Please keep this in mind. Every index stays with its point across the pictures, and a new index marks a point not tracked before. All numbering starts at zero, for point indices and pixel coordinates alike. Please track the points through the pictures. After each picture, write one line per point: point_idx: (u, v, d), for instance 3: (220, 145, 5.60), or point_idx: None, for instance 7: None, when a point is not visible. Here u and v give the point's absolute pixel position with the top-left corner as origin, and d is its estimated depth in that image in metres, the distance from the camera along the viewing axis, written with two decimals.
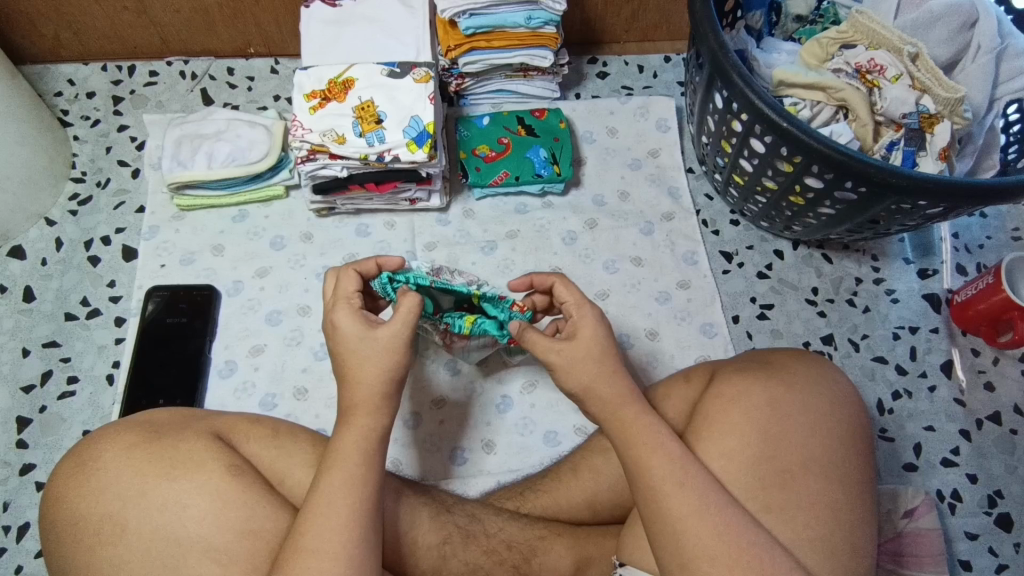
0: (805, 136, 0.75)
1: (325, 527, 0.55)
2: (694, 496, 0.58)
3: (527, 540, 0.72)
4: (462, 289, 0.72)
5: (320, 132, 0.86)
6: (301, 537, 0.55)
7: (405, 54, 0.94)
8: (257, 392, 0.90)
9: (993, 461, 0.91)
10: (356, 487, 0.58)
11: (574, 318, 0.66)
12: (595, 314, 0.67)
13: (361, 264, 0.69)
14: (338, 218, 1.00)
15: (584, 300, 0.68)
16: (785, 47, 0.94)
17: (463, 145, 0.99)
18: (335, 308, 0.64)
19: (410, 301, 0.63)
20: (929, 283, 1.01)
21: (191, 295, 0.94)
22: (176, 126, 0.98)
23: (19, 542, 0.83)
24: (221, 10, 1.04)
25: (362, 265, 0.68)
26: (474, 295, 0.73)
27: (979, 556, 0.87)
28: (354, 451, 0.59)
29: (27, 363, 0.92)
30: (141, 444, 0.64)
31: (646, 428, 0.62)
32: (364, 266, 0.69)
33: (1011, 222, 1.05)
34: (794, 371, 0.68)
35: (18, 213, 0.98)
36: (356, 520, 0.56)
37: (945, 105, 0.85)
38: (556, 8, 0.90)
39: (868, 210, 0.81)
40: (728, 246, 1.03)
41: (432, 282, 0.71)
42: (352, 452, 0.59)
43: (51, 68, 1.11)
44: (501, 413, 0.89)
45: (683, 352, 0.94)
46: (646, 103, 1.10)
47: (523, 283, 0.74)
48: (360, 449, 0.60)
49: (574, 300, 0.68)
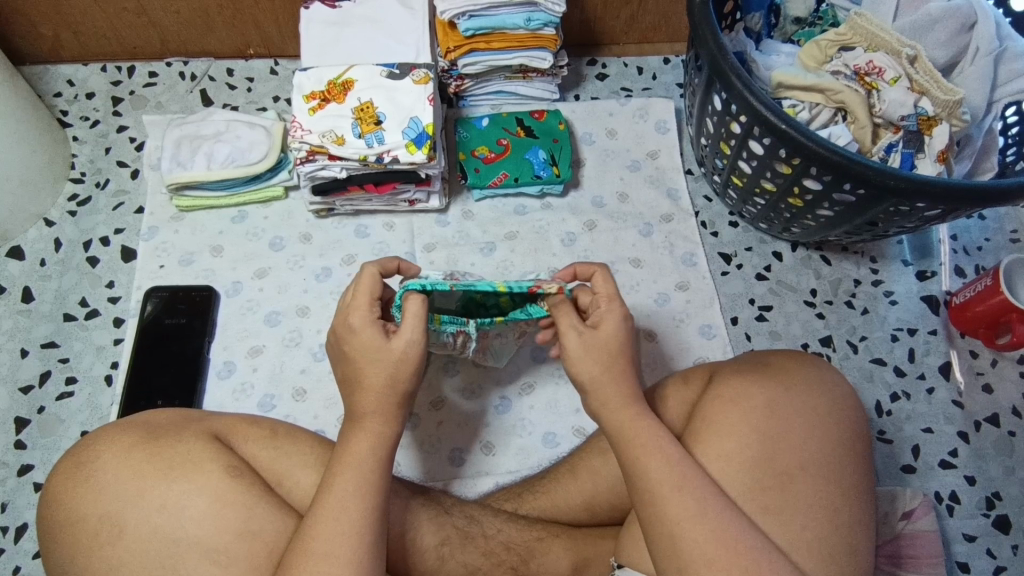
0: (803, 138, 0.75)
1: (335, 530, 0.56)
2: (692, 500, 0.58)
3: (526, 542, 0.72)
4: (486, 286, 0.67)
5: (320, 133, 0.86)
6: (309, 539, 0.55)
7: (405, 54, 0.94)
8: (255, 393, 0.90)
9: (992, 463, 0.91)
10: (358, 489, 0.58)
11: (602, 310, 0.66)
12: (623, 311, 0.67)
13: (385, 261, 0.70)
14: (338, 219, 1.01)
15: (614, 292, 0.67)
16: (784, 49, 0.94)
17: (463, 146, 0.99)
18: (353, 307, 0.64)
19: (416, 305, 0.63)
20: (928, 285, 1.01)
21: (190, 296, 0.94)
22: (176, 127, 0.98)
23: (17, 543, 0.83)
24: (221, 10, 1.04)
25: (385, 262, 0.69)
26: (500, 289, 0.67)
27: (977, 559, 0.87)
28: (353, 452, 0.60)
29: (26, 363, 0.92)
30: (140, 445, 0.64)
31: (645, 431, 0.62)
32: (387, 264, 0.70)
33: (1009, 224, 1.06)
34: (793, 373, 0.69)
35: (18, 213, 0.98)
36: (356, 522, 0.56)
37: (944, 107, 0.84)
38: (556, 10, 0.91)
39: (867, 212, 0.82)
40: (727, 248, 1.03)
41: (453, 286, 0.67)
42: (352, 453, 0.59)
43: (51, 68, 1.11)
44: (501, 415, 0.89)
45: (683, 353, 0.94)
46: (646, 105, 1.10)
47: (568, 274, 0.72)
48: (359, 450, 0.60)
49: (602, 292, 0.68)
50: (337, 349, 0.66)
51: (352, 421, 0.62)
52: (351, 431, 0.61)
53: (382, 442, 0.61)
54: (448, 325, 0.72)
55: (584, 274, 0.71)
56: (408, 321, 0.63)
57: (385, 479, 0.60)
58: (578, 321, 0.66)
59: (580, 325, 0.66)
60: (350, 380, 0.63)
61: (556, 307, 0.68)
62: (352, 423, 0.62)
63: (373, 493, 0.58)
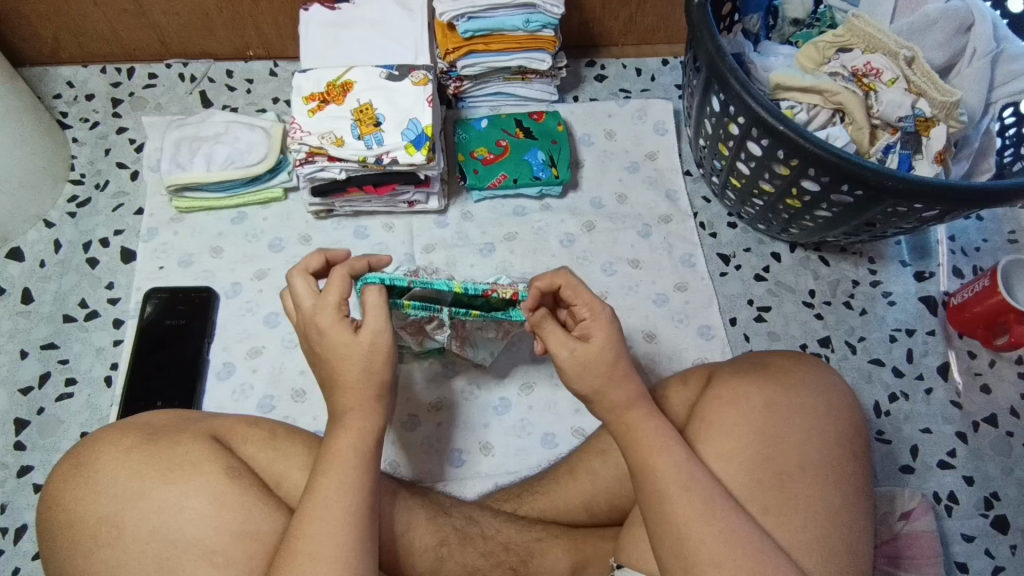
0: (802, 139, 0.75)
1: (323, 530, 0.56)
2: (699, 500, 0.58)
3: (525, 543, 0.72)
4: (442, 284, 0.68)
5: (319, 134, 0.86)
6: (298, 540, 0.56)
7: (404, 56, 0.94)
8: (255, 394, 0.90)
9: (989, 463, 0.91)
10: (347, 489, 0.58)
11: (585, 321, 0.64)
12: (608, 315, 0.64)
13: (353, 261, 0.67)
14: (337, 221, 1.01)
15: (595, 300, 0.65)
16: (783, 51, 0.93)
17: (462, 147, 0.99)
18: (319, 308, 0.63)
19: (375, 296, 0.62)
20: (926, 286, 1.01)
21: (190, 297, 0.94)
22: (175, 129, 0.98)
23: (17, 544, 0.83)
24: (221, 12, 1.04)
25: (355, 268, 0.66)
26: (455, 288, 0.68)
27: (976, 559, 0.87)
28: (340, 452, 0.60)
29: (25, 364, 0.93)
30: (138, 446, 0.64)
31: (650, 431, 0.62)
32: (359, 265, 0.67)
33: (1007, 225, 1.06)
34: (791, 372, 0.69)
35: (17, 215, 0.98)
36: (341, 523, 0.56)
37: (941, 109, 0.85)
38: (555, 11, 0.91)
39: (865, 212, 0.82)
40: (725, 249, 1.03)
41: (410, 283, 0.68)
42: (339, 452, 0.60)
43: (51, 70, 1.12)
44: (500, 415, 0.89)
45: (681, 354, 0.94)
46: (644, 106, 1.10)
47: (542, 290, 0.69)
48: (349, 450, 0.60)
49: (585, 304, 0.64)
50: (311, 352, 0.65)
51: (334, 418, 0.62)
52: (336, 428, 0.61)
53: (367, 436, 0.61)
54: (421, 310, 0.71)
55: (548, 288, 0.67)
56: (370, 311, 0.62)
57: (375, 478, 0.60)
58: (567, 337, 0.64)
59: (569, 341, 0.64)
60: (328, 382, 0.63)
61: (539, 322, 0.65)
62: (336, 421, 0.62)
63: (362, 492, 0.58)
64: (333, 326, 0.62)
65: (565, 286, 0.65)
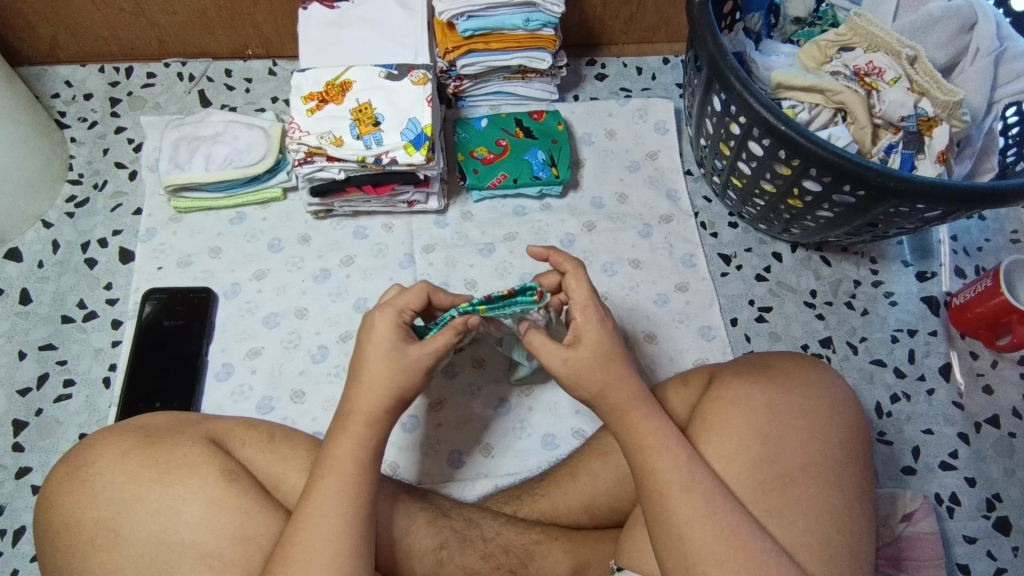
0: (804, 139, 0.75)
1: (317, 536, 0.56)
2: (702, 502, 0.58)
3: (524, 545, 0.72)
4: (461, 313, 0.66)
5: (318, 134, 0.86)
6: (293, 546, 0.56)
7: (404, 56, 0.93)
8: (253, 396, 0.89)
9: (991, 465, 0.91)
10: (340, 493, 0.58)
11: (579, 322, 0.64)
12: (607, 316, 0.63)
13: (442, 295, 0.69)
14: (336, 221, 1.00)
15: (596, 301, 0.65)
16: (784, 50, 0.93)
17: (462, 147, 0.98)
18: (371, 308, 0.65)
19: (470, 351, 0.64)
20: (929, 286, 1.01)
21: (188, 298, 0.93)
22: (173, 129, 0.98)
23: (15, 546, 0.83)
24: (219, 12, 1.04)
25: (438, 295, 0.68)
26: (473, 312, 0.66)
27: (978, 560, 0.86)
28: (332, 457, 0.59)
29: (23, 365, 0.92)
30: (136, 449, 0.63)
31: (653, 431, 0.61)
32: (439, 295, 0.68)
33: (1010, 224, 1.06)
34: (793, 375, 0.68)
35: (15, 216, 0.97)
36: (333, 531, 0.56)
37: (944, 108, 0.84)
38: (555, 10, 0.91)
39: (868, 213, 0.81)
40: (726, 249, 1.02)
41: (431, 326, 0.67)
42: (331, 459, 0.59)
43: (49, 69, 1.11)
44: (500, 418, 0.89)
45: (683, 354, 0.94)
46: (645, 105, 1.10)
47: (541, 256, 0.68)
48: (343, 455, 0.59)
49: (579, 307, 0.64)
50: None
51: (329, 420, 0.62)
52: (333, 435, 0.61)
53: (360, 442, 0.60)
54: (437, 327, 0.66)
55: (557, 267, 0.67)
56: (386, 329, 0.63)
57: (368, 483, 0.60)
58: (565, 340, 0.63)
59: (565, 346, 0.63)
60: None
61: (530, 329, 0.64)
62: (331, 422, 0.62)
63: (354, 498, 0.58)
64: (377, 324, 0.64)
65: (569, 272, 0.66)
